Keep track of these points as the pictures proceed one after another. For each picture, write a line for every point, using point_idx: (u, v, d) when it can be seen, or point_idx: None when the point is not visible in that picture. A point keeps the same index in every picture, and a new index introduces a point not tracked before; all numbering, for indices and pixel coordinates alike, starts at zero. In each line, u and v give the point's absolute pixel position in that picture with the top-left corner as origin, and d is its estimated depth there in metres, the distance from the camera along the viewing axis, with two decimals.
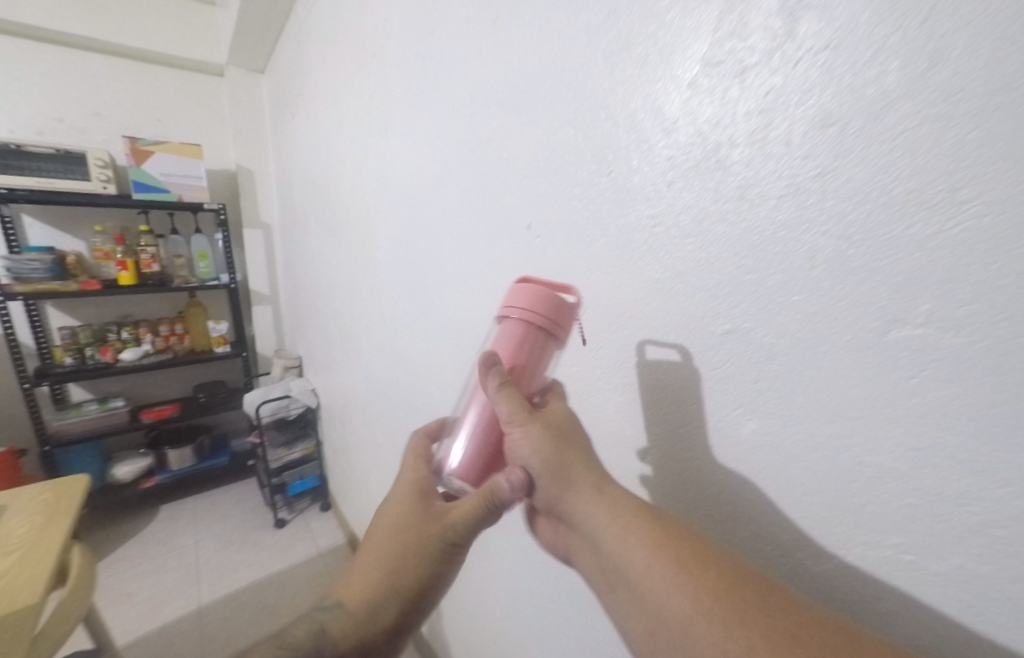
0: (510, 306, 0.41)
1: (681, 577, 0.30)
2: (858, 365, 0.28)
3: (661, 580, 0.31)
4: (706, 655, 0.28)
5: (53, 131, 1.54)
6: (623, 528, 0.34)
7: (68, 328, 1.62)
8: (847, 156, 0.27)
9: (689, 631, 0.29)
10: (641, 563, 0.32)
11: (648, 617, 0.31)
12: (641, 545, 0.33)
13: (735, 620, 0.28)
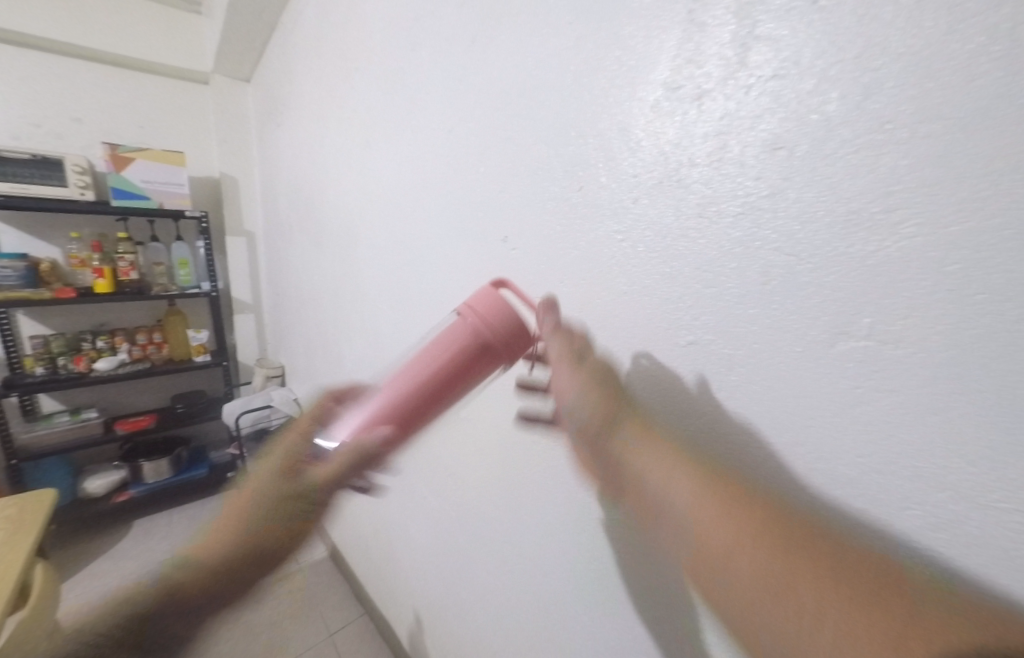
0: (472, 310, 0.38)
1: (732, 507, 0.27)
2: (808, 376, 0.29)
3: (704, 513, 0.27)
4: (757, 585, 0.24)
5: (29, 136, 1.51)
6: (660, 462, 0.30)
7: (39, 336, 1.57)
8: (795, 177, 0.28)
9: (733, 561, 0.25)
10: (681, 495, 0.28)
11: (687, 551, 0.27)
12: (684, 476, 0.29)
13: (784, 556, 0.24)
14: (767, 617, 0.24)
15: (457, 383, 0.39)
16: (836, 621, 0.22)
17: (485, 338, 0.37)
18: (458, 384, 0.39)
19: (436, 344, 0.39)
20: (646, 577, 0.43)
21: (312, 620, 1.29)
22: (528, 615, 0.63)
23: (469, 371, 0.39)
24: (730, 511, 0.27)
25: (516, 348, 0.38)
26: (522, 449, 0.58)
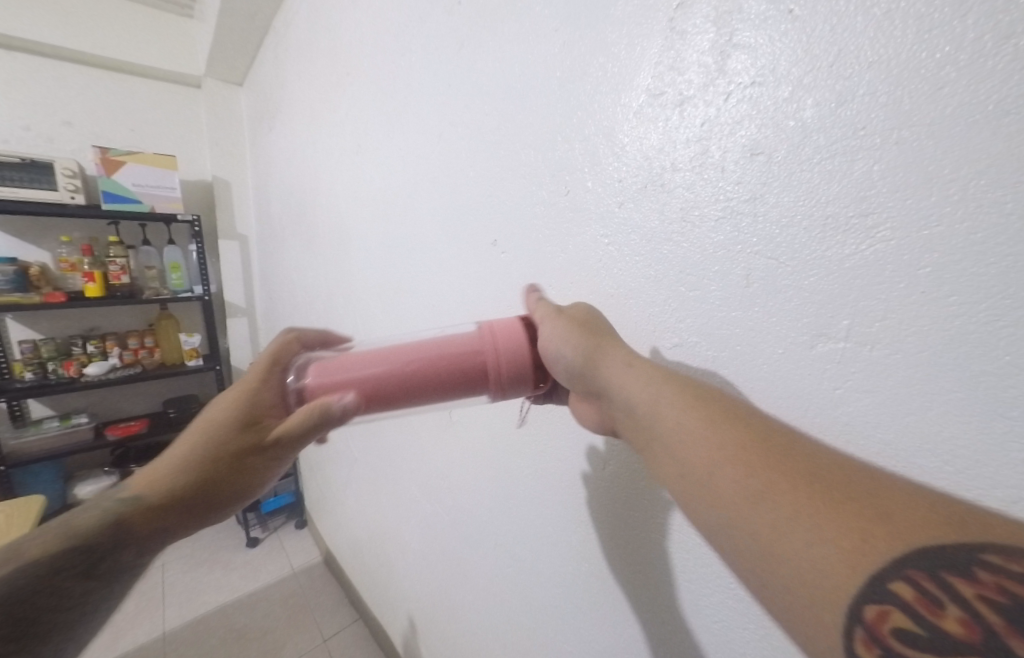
0: (496, 334, 0.38)
1: (719, 427, 0.26)
2: (789, 376, 0.30)
3: (692, 430, 0.27)
4: (734, 500, 0.23)
5: (18, 140, 1.50)
6: (652, 385, 0.30)
7: (28, 341, 1.55)
8: (773, 182, 0.29)
9: (714, 477, 0.25)
10: (672, 414, 0.28)
11: (675, 467, 0.27)
12: (673, 401, 0.28)
13: (769, 464, 0.23)
14: (745, 523, 0.23)
15: (431, 384, 0.36)
16: (812, 524, 0.21)
17: (487, 364, 0.37)
18: (430, 386, 0.36)
19: (444, 341, 0.38)
20: (635, 577, 0.44)
21: (306, 625, 1.28)
22: (520, 616, 0.63)
23: (449, 385, 0.37)
24: (719, 427, 0.26)
25: (509, 385, 0.37)
26: (513, 451, 0.59)
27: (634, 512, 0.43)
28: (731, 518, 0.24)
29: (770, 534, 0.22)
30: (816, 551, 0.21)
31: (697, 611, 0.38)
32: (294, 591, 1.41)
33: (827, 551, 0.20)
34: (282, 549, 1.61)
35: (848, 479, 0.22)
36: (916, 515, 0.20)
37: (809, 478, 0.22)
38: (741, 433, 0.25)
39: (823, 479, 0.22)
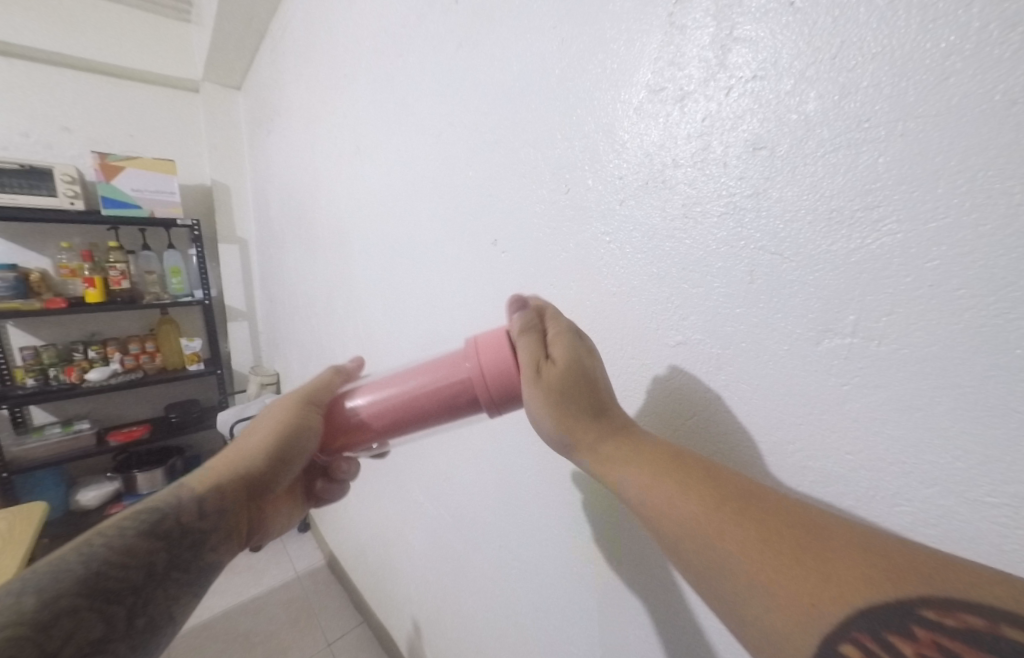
0: (480, 351, 0.38)
1: (682, 497, 0.27)
2: (795, 373, 0.29)
3: (656, 503, 0.28)
4: (701, 569, 0.25)
5: (18, 146, 1.50)
6: (623, 468, 0.30)
7: (29, 348, 1.55)
8: (776, 177, 0.29)
9: (681, 545, 0.26)
10: (640, 486, 0.29)
11: (648, 532, 0.28)
12: (640, 475, 0.29)
13: (725, 525, 0.25)
14: (713, 588, 0.25)
15: (435, 403, 0.39)
16: (767, 588, 0.22)
17: (476, 385, 0.37)
18: (437, 404, 0.39)
19: (438, 364, 0.40)
20: (643, 578, 0.44)
21: (311, 629, 1.27)
22: (525, 616, 0.63)
23: (450, 406, 0.39)
24: (682, 494, 0.27)
25: (503, 402, 0.37)
26: (517, 452, 0.58)
27: None
28: (704, 581, 0.25)
29: (738, 599, 0.23)
30: (776, 613, 0.22)
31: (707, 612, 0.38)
32: (298, 595, 1.40)
33: (784, 612, 0.22)
34: (286, 553, 1.60)
35: (800, 532, 0.23)
36: (866, 567, 0.21)
37: (763, 534, 0.24)
38: (698, 492, 0.27)
39: (776, 533, 0.23)
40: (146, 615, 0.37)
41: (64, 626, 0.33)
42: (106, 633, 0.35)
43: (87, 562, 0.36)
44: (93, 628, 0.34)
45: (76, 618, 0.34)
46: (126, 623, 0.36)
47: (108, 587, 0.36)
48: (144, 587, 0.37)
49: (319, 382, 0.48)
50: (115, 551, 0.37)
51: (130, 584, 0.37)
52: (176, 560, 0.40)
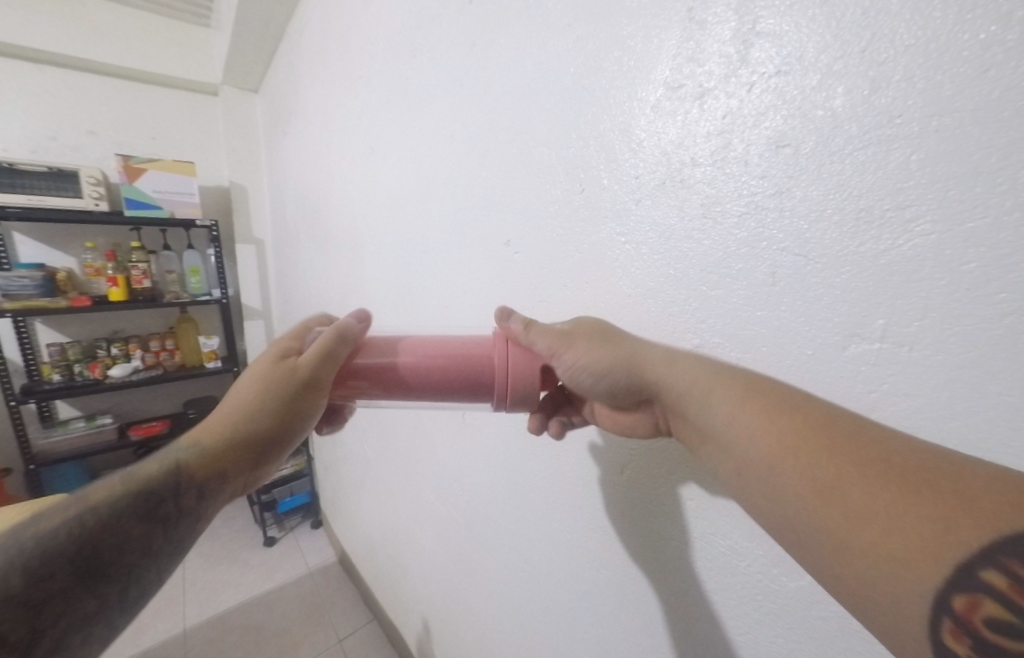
0: (513, 345, 0.39)
1: (781, 426, 0.27)
2: (820, 380, 0.28)
3: (751, 427, 0.29)
4: (798, 492, 0.26)
5: (47, 149, 1.56)
6: (702, 384, 0.32)
7: (56, 344, 1.60)
8: (801, 175, 0.28)
9: (777, 471, 0.27)
10: (737, 414, 0.29)
11: (735, 461, 0.30)
12: (730, 402, 0.30)
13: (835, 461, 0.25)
14: (816, 516, 0.26)
15: (459, 380, 0.39)
16: (881, 521, 0.23)
17: (496, 375, 0.39)
18: (460, 379, 0.39)
19: (465, 345, 0.40)
20: (657, 584, 0.43)
21: (323, 624, 1.29)
22: (535, 617, 0.63)
23: (470, 388, 0.39)
24: (778, 424, 0.28)
25: (514, 396, 0.39)
26: (528, 453, 0.58)
27: (653, 516, 0.42)
28: (807, 510, 0.26)
29: (844, 529, 0.24)
30: (886, 547, 0.23)
31: (725, 622, 0.37)
32: (311, 590, 1.42)
33: (900, 551, 0.22)
34: (299, 548, 1.63)
35: (919, 472, 0.23)
36: (983, 507, 0.21)
37: (875, 473, 0.24)
38: (804, 426, 0.27)
39: (892, 473, 0.23)
40: (139, 589, 0.36)
41: (53, 607, 0.32)
42: (98, 608, 0.34)
43: (77, 539, 0.34)
44: (86, 604, 0.33)
45: (67, 599, 0.32)
46: (119, 597, 0.35)
47: (98, 566, 0.34)
48: (137, 564, 0.36)
49: (319, 355, 0.40)
50: (105, 529, 0.35)
51: (124, 563, 0.35)
52: (172, 538, 0.37)
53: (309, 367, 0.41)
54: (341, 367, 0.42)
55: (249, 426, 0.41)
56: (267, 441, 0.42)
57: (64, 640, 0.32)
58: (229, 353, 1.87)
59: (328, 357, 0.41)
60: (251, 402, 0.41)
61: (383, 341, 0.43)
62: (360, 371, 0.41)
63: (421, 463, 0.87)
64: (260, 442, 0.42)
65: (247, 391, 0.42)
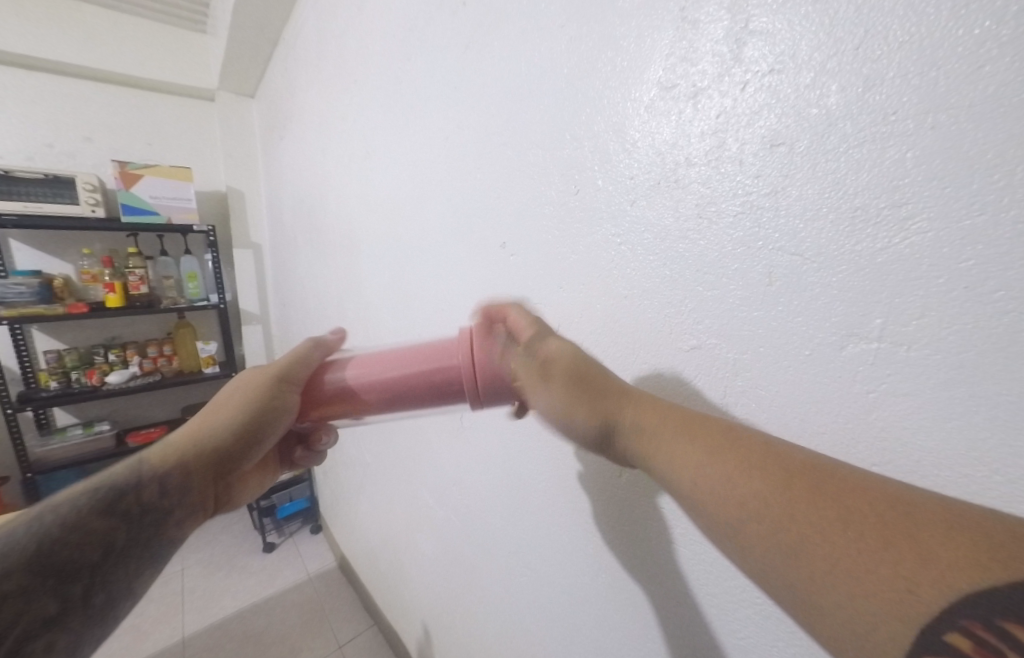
0: (474, 351, 0.37)
1: (737, 474, 0.25)
2: (818, 380, 0.28)
3: (706, 474, 0.26)
4: (762, 550, 0.23)
5: (43, 156, 1.55)
6: (658, 424, 0.30)
7: (53, 352, 1.59)
8: (796, 174, 0.27)
9: (740, 525, 0.24)
10: (691, 458, 0.27)
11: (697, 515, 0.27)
12: (684, 444, 0.28)
13: (792, 501, 0.23)
14: (784, 578, 0.23)
15: (425, 389, 0.39)
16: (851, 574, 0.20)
17: (465, 376, 0.37)
18: (425, 385, 0.39)
19: (433, 351, 0.40)
20: (656, 589, 0.42)
21: (322, 631, 1.28)
22: (535, 623, 0.62)
23: (438, 394, 0.39)
24: (736, 471, 0.25)
25: (487, 396, 0.37)
26: (526, 456, 0.58)
27: (651, 519, 0.41)
28: (768, 568, 0.23)
29: (808, 582, 0.22)
30: (854, 603, 0.20)
31: (723, 627, 0.36)
32: (310, 596, 1.41)
33: (869, 603, 0.20)
34: (298, 554, 1.62)
35: (886, 515, 0.21)
36: (960, 555, 0.19)
37: (836, 514, 0.22)
38: (761, 468, 0.25)
39: (858, 514, 0.21)
40: (103, 593, 0.37)
41: (16, 606, 0.33)
42: (60, 611, 0.35)
43: (39, 538, 0.36)
44: (45, 607, 0.34)
45: (26, 598, 0.33)
46: (82, 600, 0.36)
47: (60, 566, 0.35)
48: (100, 565, 0.37)
49: (293, 359, 0.44)
50: (67, 529, 0.37)
51: (87, 562, 0.37)
52: (136, 537, 0.39)
53: (281, 365, 0.44)
54: (313, 373, 0.43)
55: (216, 429, 0.44)
56: (232, 445, 0.44)
57: (25, 644, 0.33)
58: (227, 358, 1.86)
59: (298, 360, 0.43)
60: (227, 405, 0.45)
61: (352, 357, 0.44)
62: (327, 389, 0.42)
63: (420, 467, 0.86)
64: (225, 446, 0.44)
65: (227, 396, 0.45)
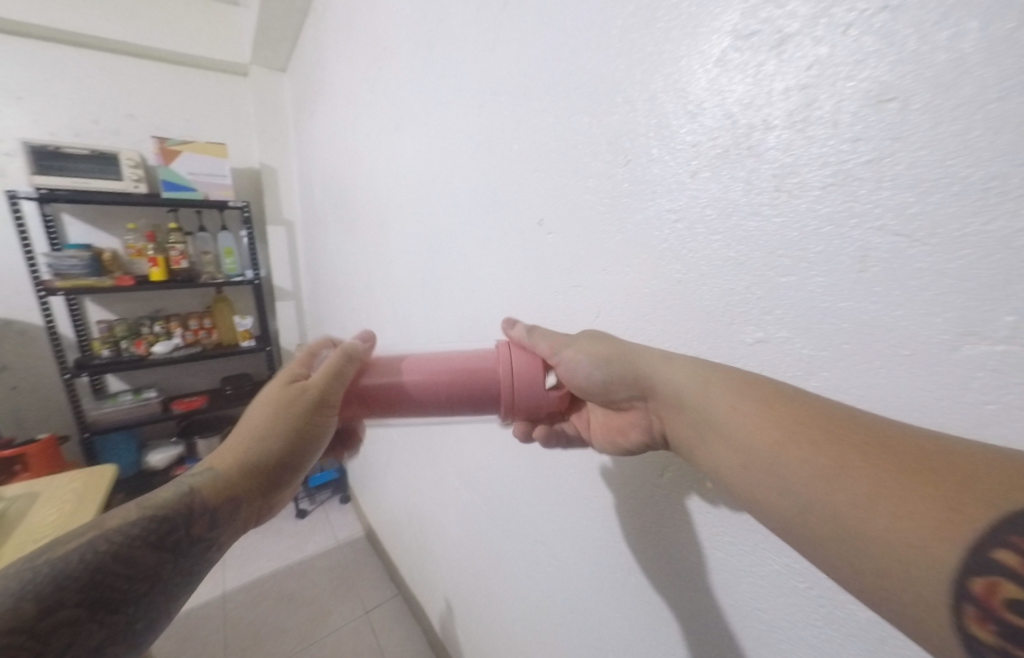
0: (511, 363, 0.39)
1: (776, 414, 0.27)
2: (918, 386, 0.24)
3: (750, 413, 0.27)
4: (804, 487, 0.25)
5: (89, 133, 1.60)
6: (703, 378, 0.30)
7: (105, 322, 1.67)
8: (910, 136, 0.23)
9: (780, 464, 0.26)
10: (734, 402, 0.28)
11: (735, 453, 0.28)
12: (728, 390, 0.29)
13: (835, 438, 0.24)
14: (822, 508, 0.24)
15: (466, 395, 0.39)
16: (896, 504, 0.22)
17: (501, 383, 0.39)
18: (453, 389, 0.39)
19: (466, 366, 0.40)
20: (692, 596, 0.39)
21: (348, 596, 1.33)
22: (558, 612, 0.60)
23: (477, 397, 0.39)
24: (775, 411, 0.27)
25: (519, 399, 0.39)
26: (555, 448, 0.54)
27: (690, 525, 0.38)
28: (805, 501, 0.25)
29: (855, 515, 0.23)
30: (906, 524, 0.21)
31: (772, 648, 0.33)
32: (337, 562, 1.47)
33: (910, 522, 0.21)
34: (328, 521, 1.68)
35: (933, 452, 0.22)
36: (1001, 480, 0.20)
37: (884, 454, 0.23)
38: (805, 411, 0.26)
39: (885, 458, 0.23)
40: (147, 621, 0.33)
41: (62, 639, 0.29)
42: (105, 642, 0.31)
43: (89, 566, 0.31)
44: (92, 637, 0.31)
45: (75, 630, 0.30)
46: (126, 630, 0.32)
47: (108, 594, 0.32)
48: (147, 593, 0.33)
49: (329, 373, 0.40)
50: (118, 558, 0.33)
51: (135, 592, 0.33)
52: (183, 566, 0.36)
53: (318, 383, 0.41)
54: (351, 385, 0.42)
55: (260, 450, 0.41)
56: (279, 465, 0.41)
57: None
58: (262, 332, 1.91)
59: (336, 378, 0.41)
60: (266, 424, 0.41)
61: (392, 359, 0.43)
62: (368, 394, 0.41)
63: (446, 446, 0.86)
64: (272, 465, 0.41)
65: (261, 413, 0.42)
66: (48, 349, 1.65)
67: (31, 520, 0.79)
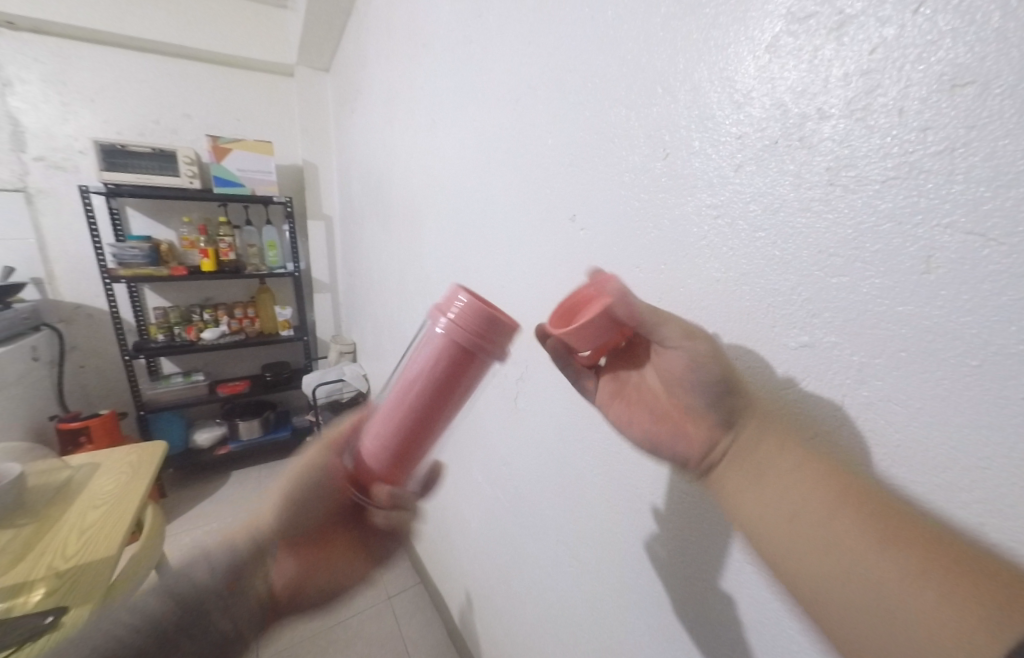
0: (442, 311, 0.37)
1: (824, 493, 0.27)
2: (989, 401, 0.21)
3: (796, 488, 0.28)
4: (837, 564, 0.26)
5: (151, 132, 1.71)
6: (758, 444, 0.30)
7: (161, 308, 1.80)
8: (989, 123, 0.20)
9: (817, 536, 0.27)
10: (785, 472, 0.29)
11: (776, 521, 0.29)
12: (780, 457, 0.29)
13: (881, 528, 0.25)
14: (851, 591, 0.26)
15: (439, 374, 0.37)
16: (924, 603, 0.23)
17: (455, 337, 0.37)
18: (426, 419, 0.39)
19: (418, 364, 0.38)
20: (720, 610, 0.37)
21: None
22: (578, 615, 0.59)
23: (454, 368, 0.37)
24: (824, 490, 0.27)
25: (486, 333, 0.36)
26: (580, 448, 0.53)
27: (721, 540, 0.36)
28: (835, 580, 0.26)
29: (882, 601, 0.25)
30: (931, 623, 0.23)
31: None
32: None
33: (935, 622, 0.23)
34: None
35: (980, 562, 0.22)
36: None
37: (928, 558, 0.23)
38: (857, 500, 0.26)
39: (926, 561, 0.23)
40: None
41: None
42: None
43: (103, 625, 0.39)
44: None
45: None
46: None
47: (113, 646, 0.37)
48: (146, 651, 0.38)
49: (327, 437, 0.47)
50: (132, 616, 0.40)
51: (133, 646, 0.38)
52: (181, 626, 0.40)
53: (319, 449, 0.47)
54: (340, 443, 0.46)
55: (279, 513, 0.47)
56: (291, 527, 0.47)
57: None
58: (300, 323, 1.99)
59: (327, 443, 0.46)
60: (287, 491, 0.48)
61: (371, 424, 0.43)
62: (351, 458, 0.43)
63: (471, 440, 0.87)
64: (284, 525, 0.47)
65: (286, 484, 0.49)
66: (111, 332, 1.79)
67: (92, 487, 0.86)
